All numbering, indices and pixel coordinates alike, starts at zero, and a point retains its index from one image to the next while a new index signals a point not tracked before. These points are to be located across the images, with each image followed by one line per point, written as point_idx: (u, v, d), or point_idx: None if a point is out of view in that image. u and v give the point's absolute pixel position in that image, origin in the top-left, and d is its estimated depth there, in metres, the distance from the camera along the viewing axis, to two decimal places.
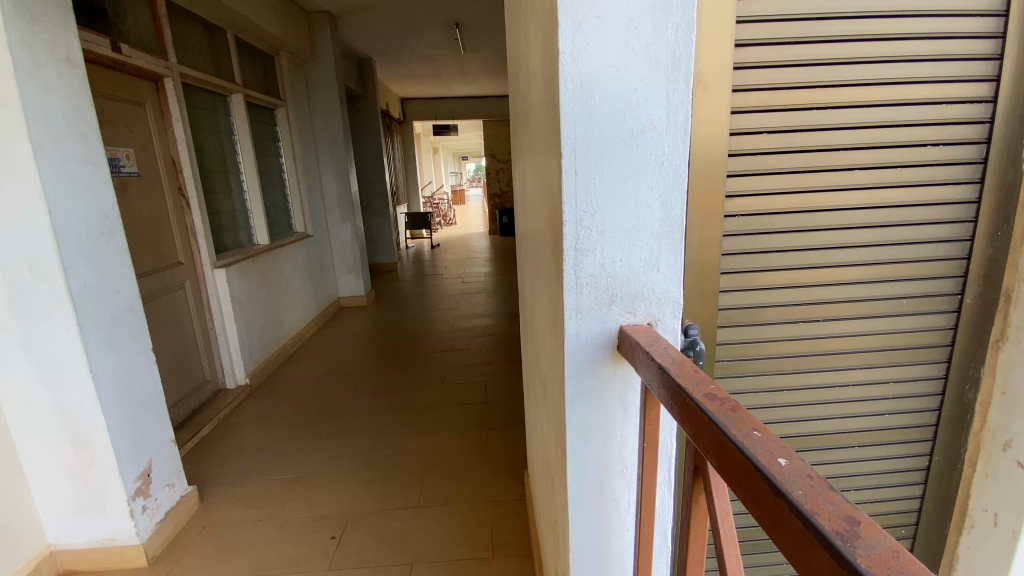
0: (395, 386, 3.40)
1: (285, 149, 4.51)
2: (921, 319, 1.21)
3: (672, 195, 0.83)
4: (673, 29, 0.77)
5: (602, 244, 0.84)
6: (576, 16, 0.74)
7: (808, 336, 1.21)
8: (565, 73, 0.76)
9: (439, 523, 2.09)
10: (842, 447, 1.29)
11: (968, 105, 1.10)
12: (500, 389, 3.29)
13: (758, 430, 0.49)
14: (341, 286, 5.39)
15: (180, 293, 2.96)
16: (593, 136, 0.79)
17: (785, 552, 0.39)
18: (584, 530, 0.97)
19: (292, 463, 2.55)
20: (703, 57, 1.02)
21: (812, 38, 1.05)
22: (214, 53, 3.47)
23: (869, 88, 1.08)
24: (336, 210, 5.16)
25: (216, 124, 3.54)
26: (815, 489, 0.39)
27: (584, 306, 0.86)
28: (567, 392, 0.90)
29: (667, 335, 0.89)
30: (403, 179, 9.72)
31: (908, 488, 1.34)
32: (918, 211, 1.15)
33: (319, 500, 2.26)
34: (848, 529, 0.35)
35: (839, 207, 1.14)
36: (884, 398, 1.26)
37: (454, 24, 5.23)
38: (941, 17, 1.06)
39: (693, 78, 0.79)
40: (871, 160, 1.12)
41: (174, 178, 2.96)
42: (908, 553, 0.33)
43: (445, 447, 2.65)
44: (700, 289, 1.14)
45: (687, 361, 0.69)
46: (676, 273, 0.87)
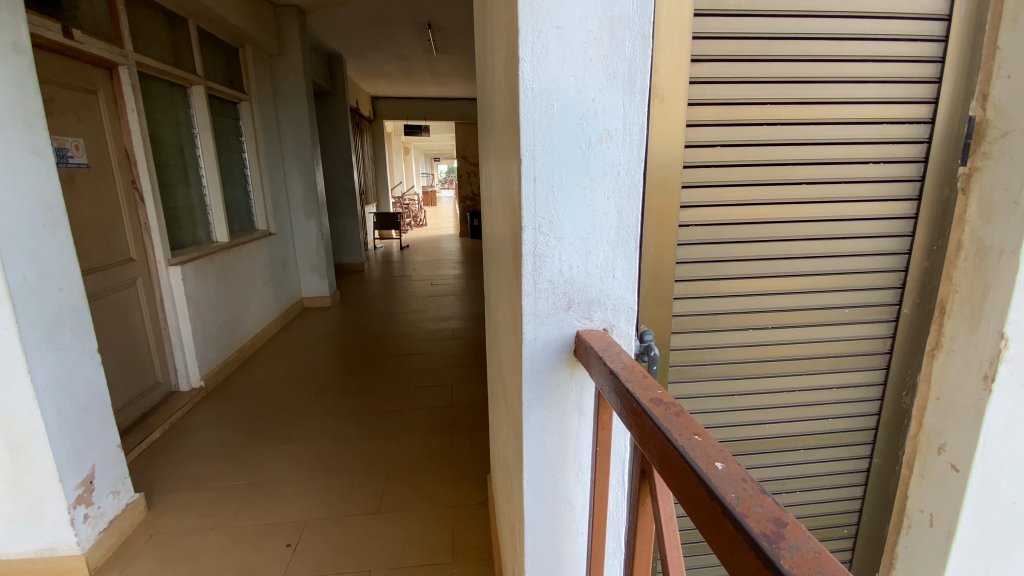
0: (359, 389, 3.34)
1: (248, 144, 4.38)
2: (861, 328, 1.27)
3: (628, 204, 0.85)
4: (630, 42, 0.79)
5: (559, 250, 0.85)
6: (535, 25, 0.75)
7: (756, 342, 1.25)
8: (524, 80, 0.77)
9: (399, 530, 2.06)
10: (789, 450, 1.34)
11: (907, 125, 1.16)
12: (467, 393, 3.27)
13: (699, 434, 0.50)
14: (305, 287, 5.26)
15: (130, 291, 2.83)
16: (551, 145, 0.80)
17: (716, 551, 0.40)
18: (539, 534, 0.98)
19: (247, 469, 2.47)
20: (659, 70, 1.04)
21: (764, 57, 1.09)
22: (174, 43, 3.35)
23: (816, 107, 1.13)
24: (300, 208, 5.05)
25: (174, 116, 3.41)
26: (747, 491, 0.40)
27: (542, 311, 0.87)
28: (524, 397, 0.90)
29: (622, 341, 0.90)
30: (372, 179, 9.58)
31: (850, 490, 1.39)
32: (858, 224, 1.21)
33: (274, 506, 2.20)
34: (775, 530, 0.36)
35: (787, 220, 1.18)
36: (828, 403, 1.32)
37: (426, 25, 5.19)
38: (884, 42, 1.12)
39: (649, 90, 0.81)
40: (817, 175, 1.17)
41: (127, 171, 2.84)
42: (829, 553, 0.34)
43: (406, 451, 2.62)
44: (655, 296, 1.17)
45: (637, 366, 0.70)
46: (631, 280, 0.89)
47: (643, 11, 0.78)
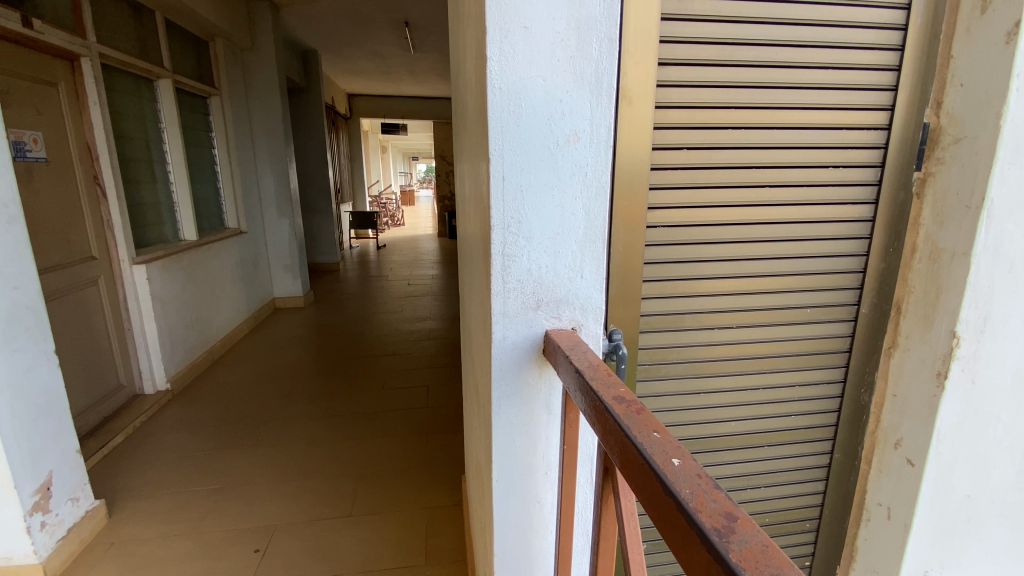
0: (332, 390, 3.29)
1: (218, 140, 4.26)
2: (822, 327, 1.31)
3: (595, 205, 0.86)
4: (597, 43, 0.79)
5: (528, 249, 0.85)
6: (503, 24, 0.75)
7: (722, 341, 1.27)
8: (492, 80, 0.77)
9: (370, 533, 2.04)
10: (754, 446, 1.37)
11: (865, 131, 1.20)
12: (443, 393, 3.26)
13: (658, 431, 0.51)
14: (277, 287, 5.15)
15: (92, 290, 2.73)
16: (519, 145, 0.80)
17: (670, 544, 0.41)
18: (508, 534, 0.98)
19: (214, 473, 2.41)
20: (628, 72, 1.05)
21: (729, 62, 1.11)
22: (141, 35, 3.24)
23: (780, 112, 1.16)
24: (273, 206, 4.95)
25: (140, 110, 3.30)
26: (700, 487, 0.41)
27: (511, 311, 0.87)
28: (494, 397, 0.90)
29: (590, 340, 0.91)
30: (348, 177, 9.46)
31: (812, 485, 1.43)
32: (820, 227, 1.24)
33: (243, 511, 2.15)
34: (725, 524, 0.37)
35: (751, 222, 1.21)
36: (791, 400, 1.35)
37: (404, 24, 5.17)
38: (844, 51, 1.15)
39: (615, 92, 0.82)
40: (781, 179, 1.20)
41: (88, 165, 2.73)
42: (776, 547, 0.35)
43: (378, 453, 2.58)
44: (624, 295, 1.18)
45: (602, 365, 0.71)
46: (599, 279, 0.89)
47: (610, 13, 0.79)
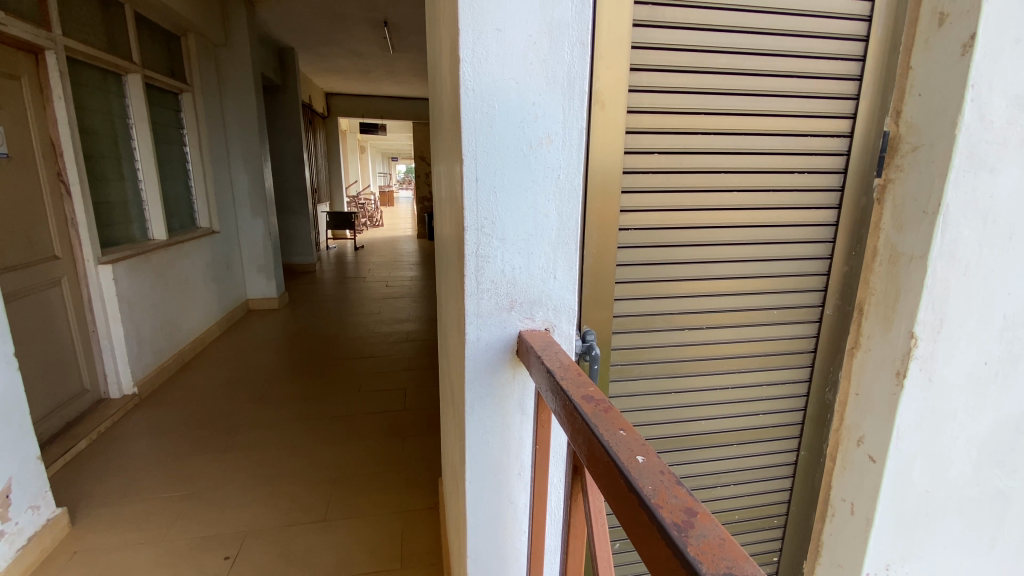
0: (307, 393, 3.24)
1: (190, 138, 4.16)
2: (788, 327, 1.34)
3: (568, 207, 0.87)
4: (569, 47, 0.80)
5: (502, 250, 0.85)
6: (475, 27, 0.76)
7: (692, 342, 1.29)
8: (465, 81, 0.78)
9: (345, 537, 2.01)
10: (724, 445, 1.40)
11: (829, 138, 1.24)
12: (421, 396, 3.23)
13: (624, 429, 0.52)
14: (250, 287, 5.05)
15: (55, 290, 2.64)
16: (492, 146, 0.80)
17: (632, 539, 0.42)
18: (481, 534, 0.98)
19: (183, 478, 2.35)
20: (600, 76, 1.06)
21: (699, 68, 1.13)
22: (109, 28, 3.15)
23: (747, 118, 1.19)
24: (247, 205, 4.85)
25: (107, 105, 3.20)
26: (663, 483, 0.42)
27: (484, 312, 0.87)
28: (467, 398, 0.90)
29: (563, 341, 0.92)
30: (325, 176, 9.32)
31: (779, 482, 1.47)
32: (786, 230, 1.28)
33: (213, 518, 2.10)
34: (685, 519, 0.38)
35: (720, 225, 1.24)
36: (759, 399, 1.38)
37: (383, 23, 5.13)
38: (809, 60, 1.19)
39: (587, 96, 0.83)
40: (748, 183, 1.23)
41: (52, 161, 2.64)
42: (733, 540, 0.36)
43: (353, 457, 2.55)
44: (597, 296, 1.19)
45: (573, 365, 0.72)
46: (572, 281, 0.90)
47: (582, 18, 0.80)
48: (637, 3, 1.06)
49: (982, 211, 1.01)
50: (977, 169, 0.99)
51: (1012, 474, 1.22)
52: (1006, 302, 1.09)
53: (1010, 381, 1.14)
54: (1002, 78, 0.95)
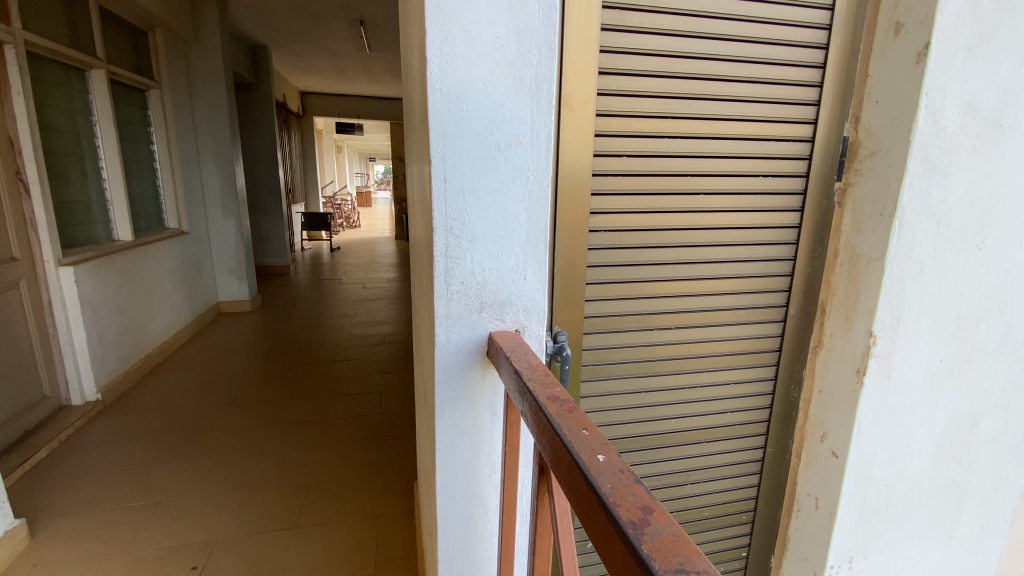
0: (280, 397, 3.18)
1: (157, 136, 4.05)
2: (754, 327, 1.37)
3: (537, 209, 0.87)
4: (536, 50, 0.81)
5: (471, 251, 0.85)
6: (442, 28, 0.76)
7: (661, 342, 1.31)
8: (432, 82, 0.77)
9: (317, 544, 1.98)
10: (694, 443, 1.42)
11: (792, 143, 1.27)
12: (397, 399, 3.20)
13: (587, 429, 0.53)
14: (221, 290, 4.93)
15: (13, 293, 2.54)
16: (461, 147, 0.80)
17: (590, 536, 0.42)
18: (453, 537, 0.97)
19: (149, 487, 2.28)
20: (569, 79, 1.07)
21: (666, 74, 1.15)
22: (72, 22, 3.04)
23: (713, 122, 1.21)
24: (217, 205, 4.73)
25: (70, 102, 3.10)
26: (621, 482, 0.43)
27: (453, 313, 0.87)
28: (437, 399, 0.90)
29: (534, 341, 0.92)
30: (300, 177, 9.18)
31: (746, 478, 1.50)
32: (751, 232, 1.31)
33: (179, 528, 2.04)
34: (641, 517, 0.38)
35: (688, 227, 1.26)
36: (727, 397, 1.41)
37: (359, 22, 5.07)
38: (771, 67, 1.22)
39: (555, 99, 0.83)
40: (715, 186, 1.25)
41: (10, 160, 2.53)
42: (687, 537, 0.37)
43: (327, 462, 2.51)
44: (567, 297, 1.20)
45: (541, 366, 0.72)
46: (542, 282, 0.91)
47: (549, 21, 0.81)
48: (605, 7, 1.07)
49: (935, 214, 1.06)
50: (930, 174, 1.03)
51: (968, 467, 1.28)
52: (960, 302, 1.14)
53: (964, 377, 1.19)
54: (953, 85, 1.00)
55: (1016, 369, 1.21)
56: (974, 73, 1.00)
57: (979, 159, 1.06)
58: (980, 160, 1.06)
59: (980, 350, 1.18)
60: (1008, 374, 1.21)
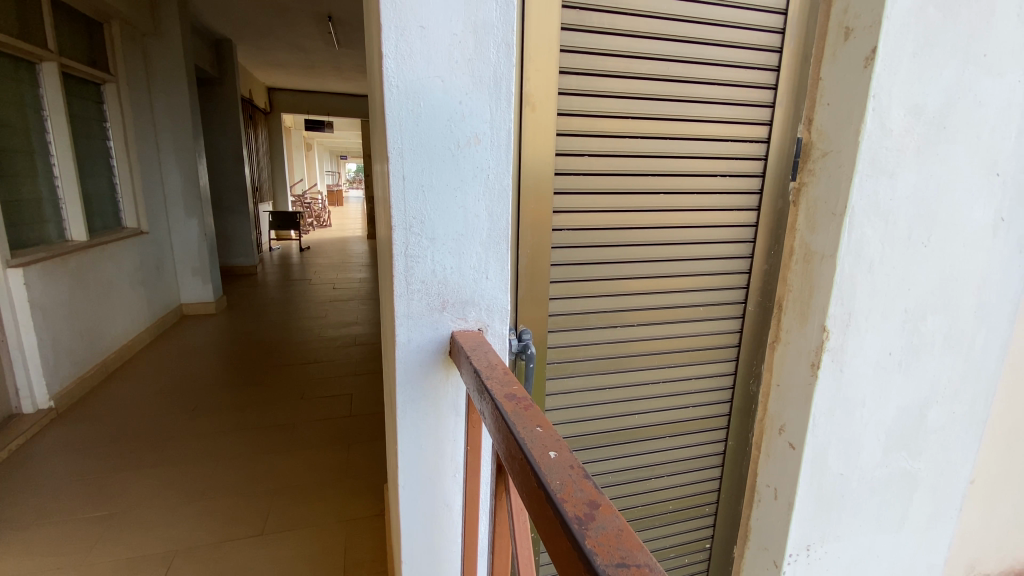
0: (245, 400, 3.10)
1: (114, 132, 3.89)
2: (714, 323, 1.41)
3: (498, 207, 0.87)
4: (495, 47, 0.81)
5: (431, 250, 0.85)
6: (399, 22, 0.75)
7: (624, 340, 1.33)
8: (389, 78, 0.76)
9: (282, 551, 1.93)
10: (658, 437, 1.45)
11: (748, 144, 1.31)
12: (369, 401, 3.15)
13: (541, 426, 0.53)
14: (183, 291, 4.76)
15: None
16: (419, 144, 0.80)
17: (539, 533, 0.43)
18: (416, 539, 0.96)
19: (106, 497, 2.19)
20: (530, 78, 1.08)
21: (626, 75, 1.17)
22: (21, 12, 2.88)
23: (673, 123, 1.24)
24: (179, 204, 4.57)
25: (18, 96, 2.93)
26: (570, 478, 0.43)
27: (415, 312, 0.86)
28: (399, 400, 0.89)
29: (497, 341, 0.92)
30: (267, 176, 8.97)
31: (709, 471, 1.54)
32: (711, 230, 1.34)
33: (137, 539, 1.96)
34: (587, 512, 0.39)
35: (649, 226, 1.28)
36: (689, 392, 1.44)
37: (326, 17, 4.96)
38: (729, 69, 1.25)
39: (514, 97, 0.83)
40: (675, 185, 1.28)
41: None
42: (630, 531, 0.38)
43: (293, 467, 2.45)
44: (532, 296, 1.20)
45: (501, 364, 0.72)
46: (504, 280, 0.91)
47: (507, 20, 0.81)
48: (565, 7, 1.08)
49: (882, 213, 1.10)
50: (877, 174, 1.07)
51: (918, 456, 1.33)
52: (907, 297, 1.19)
53: (912, 368, 1.25)
54: (899, 88, 1.04)
55: (961, 361, 1.28)
56: (917, 78, 1.05)
57: (924, 159, 1.11)
58: (924, 160, 1.11)
59: (926, 343, 1.24)
60: (953, 366, 1.27)
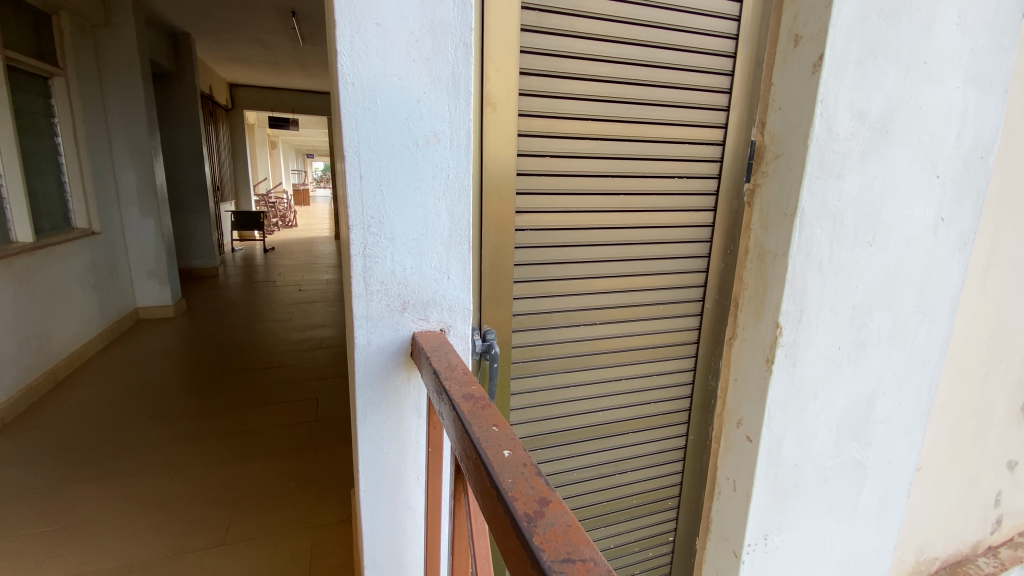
0: (206, 407, 3.00)
1: (63, 128, 3.70)
2: (674, 320, 1.44)
3: (459, 207, 0.87)
4: (452, 47, 0.81)
5: (391, 251, 0.84)
6: (354, 20, 0.74)
7: (587, 338, 1.35)
8: (343, 74, 0.75)
9: (243, 560, 1.88)
10: (621, 434, 1.47)
11: (704, 146, 1.34)
12: (335, 405, 3.09)
13: (498, 425, 0.54)
14: (139, 295, 4.57)
15: None
16: (377, 142, 0.79)
17: (492, 531, 0.43)
18: (380, 542, 0.95)
19: (56, 510, 2.09)
20: (491, 78, 1.08)
21: (585, 77, 1.18)
22: None
23: (632, 125, 1.26)
24: (134, 203, 4.39)
25: None
26: (522, 476, 0.44)
27: (374, 314, 0.85)
28: (359, 404, 0.87)
29: (459, 341, 0.91)
30: (230, 174, 8.71)
31: (671, 466, 1.57)
32: (670, 230, 1.37)
33: (90, 553, 1.88)
34: (537, 509, 0.40)
35: (610, 226, 1.30)
36: (651, 388, 1.47)
37: (290, 12, 4.84)
38: (686, 73, 1.28)
39: (473, 97, 0.83)
40: (635, 186, 1.30)
41: None
42: (577, 527, 0.38)
43: (255, 474, 2.39)
44: (495, 296, 1.20)
45: (461, 365, 0.72)
46: (466, 281, 0.90)
47: (464, 19, 0.81)
48: (525, 7, 1.08)
49: (830, 213, 1.15)
50: (825, 175, 1.12)
51: (867, 445, 1.40)
52: (855, 293, 1.24)
53: (860, 361, 1.30)
54: (844, 94, 1.09)
55: (905, 354, 1.34)
56: (862, 84, 1.10)
57: (869, 161, 1.16)
58: (869, 162, 1.16)
59: (873, 337, 1.30)
60: (898, 358, 1.34)
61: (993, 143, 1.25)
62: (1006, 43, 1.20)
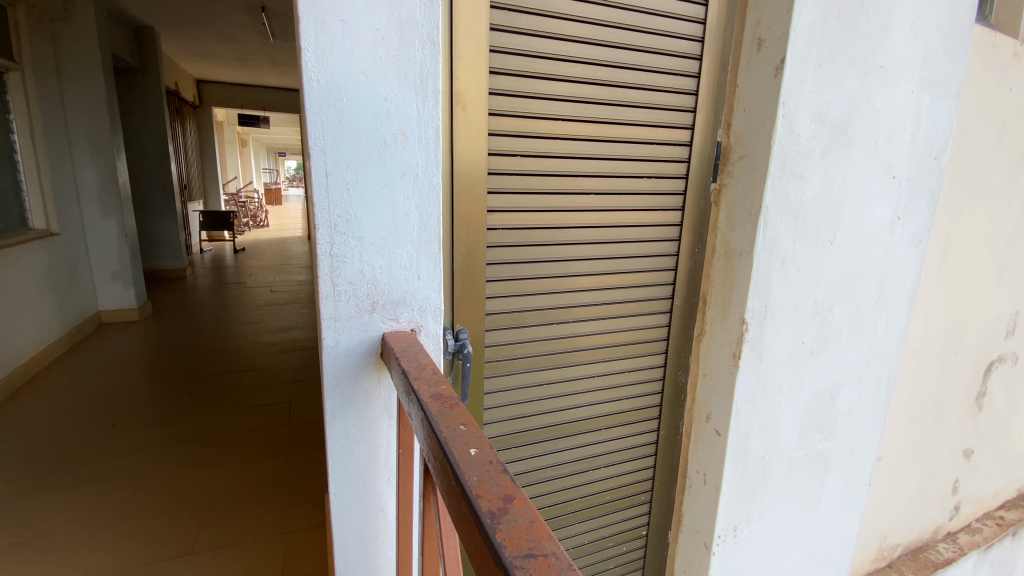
0: (173, 412, 2.92)
1: (19, 124, 3.54)
2: (645, 317, 1.47)
3: (428, 206, 0.86)
4: (420, 45, 0.80)
5: (358, 250, 0.83)
6: (319, 17, 0.73)
7: (560, 337, 1.36)
8: (308, 71, 0.75)
9: (213, 568, 1.84)
10: (594, 430, 1.49)
11: (672, 147, 1.37)
12: (308, 408, 3.04)
13: (466, 424, 0.54)
14: (102, 298, 4.41)
15: None
16: (344, 140, 0.78)
17: (457, 529, 0.43)
18: (351, 545, 0.94)
19: (14, 521, 2.00)
20: (460, 77, 1.08)
21: (556, 78, 1.19)
22: None
23: (601, 125, 1.27)
24: (96, 203, 4.24)
25: None
26: (487, 473, 0.44)
27: (342, 314, 0.84)
28: (327, 406, 0.86)
29: (430, 341, 0.91)
30: (198, 173, 8.49)
31: (643, 461, 1.60)
32: (640, 229, 1.39)
33: (51, 565, 1.81)
34: (501, 506, 0.40)
35: (582, 225, 1.31)
36: (623, 384, 1.49)
37: (260, 8, 4.74)
38: (653, 74, 1.30)
39: (440, 95, 0.83)
40: (605, 186, 1.32)
41: None
42: (540, 522, 0.39)
43: (224, 480, 2.34)
44: (467, 295, 1.20)
45: (430, 364, 0.72)
46: (437, 280, 0.90)
47: (432, 17, 0.81)
48: (493, 7, 1.09)
49: (792, 211, 1.19)
50: (788, 175, 1.15)
51: (830, 437, 1.44)
52: (817, 289, 1.28)
53: (822, 354, 1.35)
54: (805, 96, 1.12)
55: (865, 348, 1.39)
56: (821, 86, 1.13)
57: (829, 162, 1.20)
58: (829, 163, 1.20)
59: (834, 332, 1.34)
60: (858, 352, 1.39)
61: (946, 144, 1.30)
62: (957, 48, 1.25)
